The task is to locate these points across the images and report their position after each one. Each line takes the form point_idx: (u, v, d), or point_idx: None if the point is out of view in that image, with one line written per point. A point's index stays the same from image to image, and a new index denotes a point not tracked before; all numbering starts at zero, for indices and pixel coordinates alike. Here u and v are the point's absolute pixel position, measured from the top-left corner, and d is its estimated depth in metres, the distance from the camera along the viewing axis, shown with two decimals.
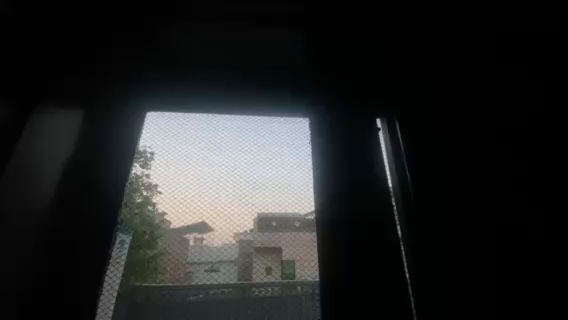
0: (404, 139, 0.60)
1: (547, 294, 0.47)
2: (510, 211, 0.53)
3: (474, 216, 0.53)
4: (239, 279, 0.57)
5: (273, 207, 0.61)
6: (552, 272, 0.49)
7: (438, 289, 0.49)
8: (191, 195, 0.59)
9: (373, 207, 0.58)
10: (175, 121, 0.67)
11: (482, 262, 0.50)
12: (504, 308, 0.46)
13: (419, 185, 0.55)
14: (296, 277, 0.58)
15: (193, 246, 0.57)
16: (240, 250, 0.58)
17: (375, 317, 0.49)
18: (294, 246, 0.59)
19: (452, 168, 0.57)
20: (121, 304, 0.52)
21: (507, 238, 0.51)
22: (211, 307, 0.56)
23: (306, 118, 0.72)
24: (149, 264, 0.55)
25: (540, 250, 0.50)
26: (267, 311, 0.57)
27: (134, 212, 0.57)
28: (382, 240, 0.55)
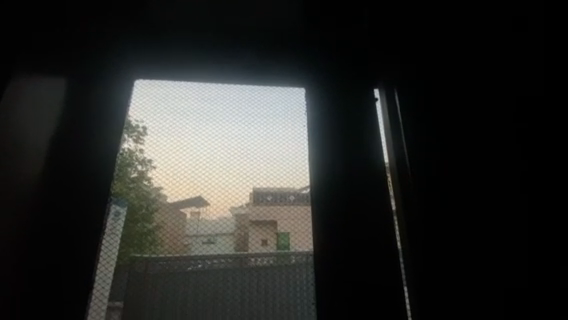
0: (404, 118, 0.58)
1: (532, 261, 0.49)
2: (505, 188, 0.53)
3: (468, 194, 0.53)
4: (237, 250, 0.59)
5: (267, 180, 0.61)
6: (539, 240, 0.50)
7: (432, 260, 0.49)
8: (184, 168, 0.59)
9: (371, 185, 0.59)
10: (166, 91, 0.65)
11: (469, 231, 0.51)
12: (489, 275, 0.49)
13: (419, 165, 0.54)
14: (292, 248, 0.59)
15: (190, 218, 0.58)
16: (238, 223, 0.60)
17: (365, 283, 0.52)
18: (291, 219, 0.60)
19: (448, 148, 0.56)
20: (120, 275, 0.53)
21: (499, 215, 0.51)
22: (210, 277, 0.56)
23: (301, 89, 0.70)
24: (148, 237, 0.56)
25: (537, 225, 0.50)
26: (264, 278, 0.58)
27: (130, 187, 0.58)
28: (375, 212, 0.57)
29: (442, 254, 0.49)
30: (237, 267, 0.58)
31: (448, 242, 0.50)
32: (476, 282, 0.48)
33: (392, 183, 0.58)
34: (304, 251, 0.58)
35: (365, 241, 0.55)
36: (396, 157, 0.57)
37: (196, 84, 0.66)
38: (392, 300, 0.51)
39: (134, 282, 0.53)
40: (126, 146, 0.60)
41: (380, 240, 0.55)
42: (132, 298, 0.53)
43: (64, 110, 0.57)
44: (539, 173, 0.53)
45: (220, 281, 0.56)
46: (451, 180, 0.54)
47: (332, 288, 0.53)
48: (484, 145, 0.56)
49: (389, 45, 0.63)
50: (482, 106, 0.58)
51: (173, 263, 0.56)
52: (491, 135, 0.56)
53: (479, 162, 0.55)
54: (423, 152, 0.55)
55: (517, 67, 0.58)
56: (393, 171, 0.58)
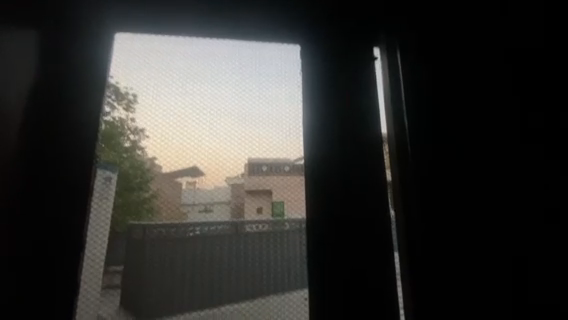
0: (407, 92, 0.58)
1: (509, 222, 0.53)
2: (492, 159, 0.55)
3: (458, 166, 0.55)
4: (231, 217, 0.60)
5: (259, 144, 0.61)
6: (518, 204, 0.53)
7: (419, 223, 0.52)
8: (171, 130, 0.58)
9: (365, 154, 0.59)
10: (151, 48, 0.61)
11: (457, 197, 0.53)
12: (472, 236, 0.52)
13: (417, 133, 0.56)
14: (286, 215, 0.60)
15: (186, 189, 0.58)
16: (233, 191, 0.60)
17: (357, 250, 0.54)
18: (286, 189, 0.61)
19: (443, 120, 0.57)
20: (119, 244, 0.54)
21: (485, 186, 0.54)
22: (205, 244, 0.58)
23: (296, 46, 0.66)
24: (143, 206, 0.57)
25: (517, 194, 0.54)
26: (262, 244, 0.61)
27: (123, 157, 0.57)
28: (369, 180, 0.58)
29: (431, 223, 0.52)
30: (233, 231, 0.60)
31: (438, 212, 0.53)
32: (460, 248, 0.52)
33: (389, 153, 0.59)
34: (297, 217, 0.59)
35: (358, 210, 0.56)
36: (396, 129, 0.58)
37: (184, 43, 0.63)
38: (381, 265, 0.54)
39: (130, 248, 0.55)
40: (116, 115, 0.57)
41: (369, 205, 0.56)
42: (131, 260, 0.55)
43: (42, 73, 0.52)
44: (522, 147, 0.56)
45: (216, 245, 0.58)
46: (444, 152, 0.55)
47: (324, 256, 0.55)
48: (478, 120, 0.57)
49: (392, 12, 0.61)
50: (477, 81, 0.59)
51: (168, 231, 0.57)
52: (486, 110, 0.57)
53: (472, 136, 0.56)
54: (419, 127, 0.56)
55: (504, 35, 0.60)
56: (390, 143, 0.59)
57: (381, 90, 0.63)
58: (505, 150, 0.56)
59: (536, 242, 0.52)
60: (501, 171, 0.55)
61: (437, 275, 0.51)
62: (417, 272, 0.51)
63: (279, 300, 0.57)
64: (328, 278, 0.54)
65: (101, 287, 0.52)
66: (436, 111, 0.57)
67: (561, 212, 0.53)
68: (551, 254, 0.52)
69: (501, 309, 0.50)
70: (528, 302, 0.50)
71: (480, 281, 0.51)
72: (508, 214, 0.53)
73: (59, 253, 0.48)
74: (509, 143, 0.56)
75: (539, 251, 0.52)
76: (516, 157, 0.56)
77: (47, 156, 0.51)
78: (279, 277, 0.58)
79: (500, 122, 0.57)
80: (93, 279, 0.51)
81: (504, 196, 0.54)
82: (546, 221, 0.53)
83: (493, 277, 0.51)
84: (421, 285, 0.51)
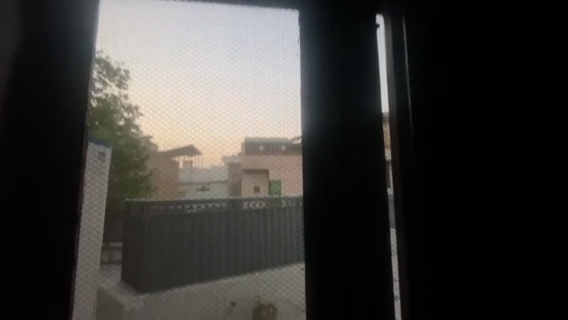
0: (410, 71, 0.59)
1: (494, 198, 0.58)
2: (484, 140, 0.60)
3: (455, 145, 0.58)
4: (230, 194, 0.61)
5: (257, 116, 0.61)
6: (501, 181, 0.59)
7: (418, 200, 0.56)
8: (165, 100, 0.57)
9: (363, 134, 0.58)
10: (140, 14, 0.58)
11: (453, 176, 0.57)
12: (464, 212, 0.57)
13: (420, 113, 0.58)
14: (284, 192, 0.61)
15: (183, 168, 0.58)
16: (229, 170, 0.61)
17: (349, 227, 0.55)
18: (284, 168, 0.61)
19: (444, 101, 0.59)
20: (116, 221, 0.55)
21: (478, 164, 0.58)
22: (205, 222, 0.58)
23: (294, 12, 0.64)
24: (141, 185, 0.57)
25: (502, 172, 0.60)
26: (262, 221, 0.61)
27: (117, 135, 0.56)
28: (365, 158, 0.58)
29: (430, 198, 0.56)
30: (229, 207, 0.60)
31: (436, 189, 0.56)
32: (453, 221, 0.56)
33: (392, 133, 0.60)
34: (292, 196, 0.60)
35: (353, 188, 0.56)
36: (397, 108, 0.59)
37: (176, 11, 0.60)
38: (372, 242, 0.56)
39: (127, 225, 0.55)
40: (108, 91, 0.56)
41: (366, 184, 0.57)
42: (129, 237, 0.55)
43: (25, 46, 0.49)
44: (509, 129, 0.61)
45: (214, 221, 0.59)
46: (445, 132, 0.58)
47: (320, 232, 0.56)
48: (474, 103, 0.60)
49: None
50: (475, 65, 0.62)
51: (166, 209, 0.57)
52: (480, 93, 0.61)
53: (469, 117, 0.60)
54: (423, 107, 0.58)
55: (495, 21, 0.64)
56: (393, 121, 0.59)
57: (383, 68, 0.62)
58: (495, 131, 0.60)
59: (515, 214, 0.59)
60: (490, 151, 0.60)
61: (433, 247, 0.55)
62: (414, 244, 0.55)
63: (274, 275, 0.59)
64: (327, 255, 0.55)
65: (100, 262, 0.54)
66: (438, 92, 0.59)
67: (534, 188, 0.60)
68: (525, 224, 0.59)
69: (483, 273, 0.56)
70: (503, 266, 0.57)
71: (468, 250, 0.56)
72: (494, 191, 0.58)
73: (52, 234, 0.48)
74: (499, 125, 0.61)
75: (515, 218, 0.59)
76: (504, 138, 0.61)
77: (34, 133, 0.49)
78: (273, 252, 0.60)
79: (492, 105, 0.61)
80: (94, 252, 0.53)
81: (491, 173, 0.59)
82: (524, 196, 0.59)
83: (479, 246, 0.56)
84: (418, 257, 0.55)
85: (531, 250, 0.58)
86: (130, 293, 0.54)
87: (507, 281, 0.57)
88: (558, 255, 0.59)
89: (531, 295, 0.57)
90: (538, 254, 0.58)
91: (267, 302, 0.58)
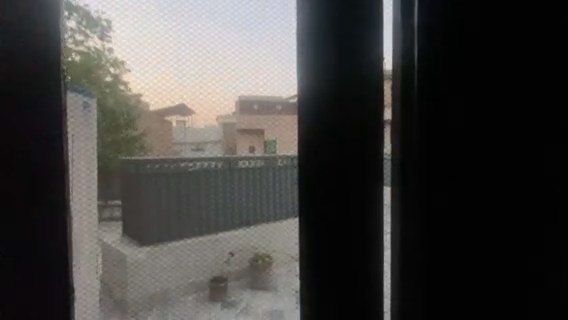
0: (420, 18, 0.51)
1: (495, 167, 0.54)
2: (500, 117, 0.54)
3: (463, 122, 0.53)
4: (224, 153, 0.63)
5: (259, 64, 0.57)
6: (505, 149, 0.54)
7: (415, 169, 0.52)
8: (164, 49, 0.51)
9: (365, 97, 0.49)
10: None
11: (452, 143, 0.53)
12: (460, 181, 0.53)
13: (425, 69, 0.51)
14: (278, 152, 0.60)
15: (176, 127, 0.56)
16: (224, 130, 0.60)
17: (346, 206, 0.48)
18: (277, 127, 0.60)
19: (455, 70, 0.52)
20: (114, 179, 0.55)
21: (488, 143, 0.54)
22: (208, 176, 0.66)
23: None
24: (135, 143, 0.56)
25: (516, 153, 0.54)
26: (258, 175, 0.67)
27: (107, 92, 0.55)
28: (365, 125, 0.49)
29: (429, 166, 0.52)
30: (225, 167, 0.64)
31: (437, 169, 0.52)
32: (453, 204, 0.53)
33: (393, 93, 0.52)
34: (286, 156, 0.59)
35: (352, 162, 0.49)
36: (400, 75, 0.52)
37: None
38: (373, 225, 0.49)
39: (126, 181, 0.56)
40: (90, 44, 0.51)
41: (366, 155, 0.49)
42: (129, 195, 0.57)
43: None
44: (532, 106, 0.54)
45: (213, 177, 0.66)
46: (453, 107, 0.53)
47: (313, 210, 0.49)
48: (495, 74, 0.53)
49: None
50: (499, 27, 0.53)
51: (163, 167, 0.58)
52: (502, 62, 0.53)
53: (485, 90, 0.53)
54: (430, 78, 0.52)
55: None
56: (395, 91, 0.52)
57: (388, 17, 0.52)
58: (515, 108, 0.54)
59: (525, 201, 0.55)
60: (505, 130, 0.54)
61: (428, 231, 0.52)
62: (408, 220, 0.52)
63: (269, 230, 0.61)
64: (322, 237, 0.48)
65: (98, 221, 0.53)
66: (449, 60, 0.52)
67: (547, 173, 0.55)
68: (535, 209, 0.55)
69: (475, 248, 0.54)
70: (499, 238, 0.55)
71: (467, 234, 0.54)
72: (497, 159, 0.54)
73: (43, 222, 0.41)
74: (521, 101, 0.54)
75: (514, 187, 0.55)
76: (523, 117, 0.54)
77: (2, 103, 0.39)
78: (271, 210, 0.64)
79: (515, 77, 0.54)
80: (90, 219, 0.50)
81: (503, 153, 0.54)
82: (537, 182, 0.55)
83: (480, 232, 0.54)
84: (411, 241, 0.52)
85: (538, 237, 0.55)
86: (134, 246, 0.58)
87: (509, 269, 0.55)
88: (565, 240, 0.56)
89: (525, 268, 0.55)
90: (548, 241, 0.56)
91: (263, 254, 0.59)
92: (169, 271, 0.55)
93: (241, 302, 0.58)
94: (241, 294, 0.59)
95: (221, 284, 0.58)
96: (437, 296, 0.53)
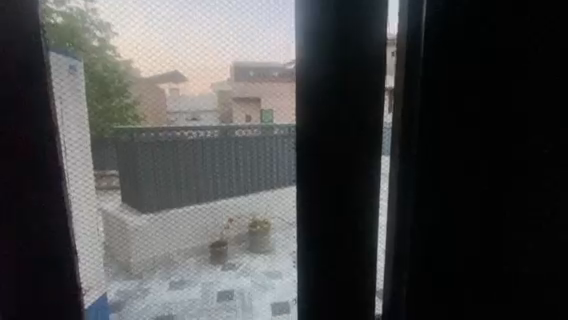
0: None
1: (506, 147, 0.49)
2: (516, 118, 0.48)
3: (475, 117, 0.48)
4: (221, 122, 0.61)
5: (257, 27, 0.52)
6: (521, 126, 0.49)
7: (414, 145, 0.48)
8: (151, 10, 0.48)
9: (369, 61, 0.44)
10: None
11: (460, 119, 0.48)
12: (466, 160, 0.49)
13: (435, 31, 0.45)
14: (274, 120, 0.57)
15: (170, 95, 0.53)
16: (219, 99, 0.57)
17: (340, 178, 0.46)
18: (276, 94, 0.55)
19: (468, 56, 0.46)
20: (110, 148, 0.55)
21: (500, 146, 0.49)
22: (205, 145, 0.64)
23: None
24: (129, 112, 0.54)
25: (532, 158, 0.50)
26: (260, 143, 0.65)
27: (93, 58, 0.53)
28: (365, 92, 0.44)
29: (430, 141, 0.48)
30: (221, 135, 0.64)
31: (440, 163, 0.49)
32: (455, 201, 0.50)
33: (396, 59, 0.46)
34: (283, 124, 0.56)
35: (349, 134, 0.45)
36: (408, 60, 0.46)
37: None
38: (369, 200, 0.47)
39: (118, 153, 0.56)
40: (72, 5, 0.47)
41: (367, 126, 0.46)
42: (126, 164, 0.56)
43: None
44: (554, 105, 0.48)
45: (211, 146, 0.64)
46: (465, 98, 0.47)
47: (308, 179, 0.48)
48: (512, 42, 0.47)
49: None
50: None
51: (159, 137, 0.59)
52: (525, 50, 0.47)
53: (502, 85, 0.47)
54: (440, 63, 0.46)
55: None
56: (399, 75, 0.47)
57: None
58: (533, 108, 0.48)
59: (536, 209, 0.51)
60: (521, 132, 0.49)
61: (426, 226, 0.51)
62: (403, 197, 0.50)
63: (267, 198, 0.62)
64: (315, 209, 0.48)
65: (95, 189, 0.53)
66: (465, 42, 0.45)
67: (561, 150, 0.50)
68: (546, 215, 0.52)
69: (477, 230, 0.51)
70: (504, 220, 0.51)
71: (467, 233, 0.51)
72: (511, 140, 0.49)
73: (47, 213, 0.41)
74: (542, 99, 0.48)
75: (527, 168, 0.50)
76: (544, 118, 0.49)
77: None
78: (266, 180, 0.64)
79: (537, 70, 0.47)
80: (79, 196, 0.48)
81: (515, 158, 0.50)
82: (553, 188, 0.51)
83: (480, 227, 0.51)
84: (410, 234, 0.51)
85: (548, 246, 0.53)
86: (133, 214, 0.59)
87: (511, 275, 0.53)
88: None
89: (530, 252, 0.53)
90: (558, 250, 0.53)
91: (261, 219, 0.60)
92: (169, 234, 0.58)
93: (237, 263, 0.65)
94: (238, 256, 0.64)
95: (223, 246, 0.59)
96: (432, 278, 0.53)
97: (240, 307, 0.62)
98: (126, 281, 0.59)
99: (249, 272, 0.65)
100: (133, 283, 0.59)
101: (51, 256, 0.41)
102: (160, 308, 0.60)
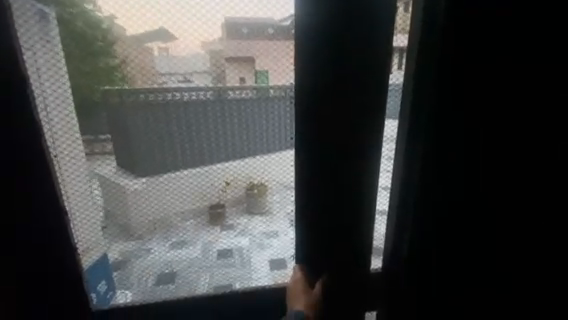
0: None
1: (508, 120, 0.51)
2: (520, 108, 0.50)
3: (481, 106, 0.49)
4: (213, 82, 0.56)
5: None
6: (523, 102, 0.50)
7: (426, 116, 0.47)
8: None
9: (383, 18, 0.41)
10: None
11: (470, 91, 0.47)
12: (471, 132, 0.50)
13: None
14: (270, 82, 0.54)
15: (158, 56, 0.50)
16: (211, 59, 0.52)
17: (341, 143, 0.46)
18: (270, 55, 0.51)
19: (485, 32, 0.45)
20: (99, 114, 0.53)
21: (501, 151, 0.52)
22: (200, 106, 0.61)
23: None
24: (115, 73, 0.50)
25: (527, 152, 0.53)
26: (255, 106, 0.61)
27: (70, 12, 0.46)
28: (377, 53, 0.42)
29: (441, 111, 0.47)
30: (215, 97, 0.59)
31: (447, 146, 0.49)
32: (455, 184, 0.52)
33: (414, 17, 0.44)
34: (280, 84, 0.52)
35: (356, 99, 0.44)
36: (422, 35, 0.44)
37: None
38: (371, 164, 0.48)
39: (108, 117, 0.53)
40: None
41: (375, 89, 0.44)
42: (118, 130, 0.55)
43: None
44: (554, 104, 0.51)
45: (205, 107, 0.61)
46: (474, 87, 0.47)
47: (309, 144, 0.47)
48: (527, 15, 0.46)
49: None
50: None
51: (149, 99, 0.56)
52: (535, 45, 0.48)
53: (516, 73, 0.48)
54: (457, 46, 0.44)
55: None
56: (412, 50, 0.45)
57: None
58: (536, 84, 0.50)
59: (526, 200, 0.55)
60: (520, 127, 0.51)
61: (427, 206, 0.53)
62: (408, 166, 0.50)
63: (262, 161, 0.61)
64: (316, 174, 0.49)
65: (85, 154, 0.53)
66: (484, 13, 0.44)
67: (557, 126, 0.52)
68: (534, 207, 0.56)
69: (474, 199, 0.54)
70: (499, 191, 0.54)
71: (462, 214, 0.55)
72: (512, 115, 0.50)
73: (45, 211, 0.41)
74: (542, 98, 0.50)
75: (523, 144, 0.52)
76: (543, 113, 0.51)
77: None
78: (263, 142, 0.63)
79: (542, 68, 0.49)
80: (77, 159, 0.50)
81: (514, 132, 0.51)
82: (543, 175, 0.54)
83: (477, 195, 0.54)
84: (408, 212, 0.53)
85: (531, 227, 0.57)
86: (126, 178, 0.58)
87: (496, 259, 0.58)
88: (551, 248, 0.58)
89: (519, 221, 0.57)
90: (540, 241, 0.58)
91: (256, 182, 0.61)
92: (167, 196, 0.59)
93: (235, 223, 0.65)
94: (236, 217, 0.64)
95: (219, 209, 0.61)
96: (429, 244, 0.55)
97: (238, 264, 0.66)
98: (128, 241, 0.60)
99: (248, 232, 0.66)
100: (136, 244, 0.61)
101: (51, 242, 0.43)
102: (162, 267, 0.65)
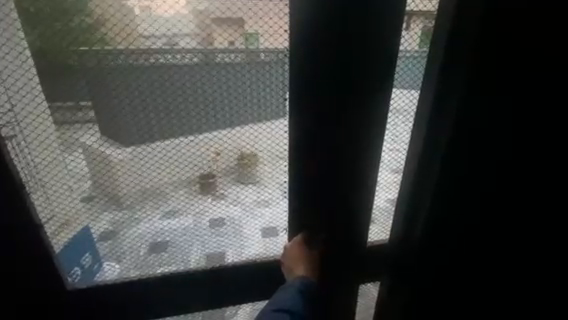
0: None
1: (533, 104, 0.51)
2: (547, 93, 0.50)
3: (496, 106, 0.50)
4: (202, 44, 0.50)
5: None
6: (550, 88, 0.50)
7: (447, 94, 0.50)
8: None
9: None
10: None
11: (500, 74, 0.47)
12: (495, 115, 0.51)
13: None
14: (262, 44, 0.50)
15: (140, 14, 0.46)
16: (198, 20, 0.48)
17: (349, 117, 0.51)
18: (263, 15, 0.47)
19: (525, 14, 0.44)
20: (75, 83, 0.50)
21: (522, 134, 0.53)
22: (186, 76, 0.52)
23: None
24: (93, 36, 0.47)
25: (530, 151, 0.55)
26: (248, 77, 0.53)
27: None
28: (378, 34, 0.45)
29: (469, 93, 0.48)
30: (201, 63, 0.51)
31: (467, 126, 0.51)
32: (470, 167, 0.55)
33: None
34: (276, 49, 0.50)
35: (362, 79, 0.48)
36: (453, 13, 0.45)
37: None
38: (365, 140, 0.53)
39: (84, 83, 0.50)
40: None
41: (372, 67, 0.47)
42: (97, 97, 0.51)
43: None
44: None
45: (195, 74, 0.52)
46: (491, 87, 0.48)
47: (316, 117, 0.52)
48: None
49: None
50: None
51: (129, 63, 0.50)
52: (556, 46, 0.47)
53: (549, 57, 0.48)
54: (483, 44, 0.44)
55: None
56: (435, 35, 0.48)
57: None
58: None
59: (522, 194, 0.59)
60: (527, 128, 0.53)
61: (443, 184, 0.56)
62: (424, 139, 0.55)
63: (257, 132, 0.57)
64: (320, 143, 0.54)
65: (52, 123, 0.51)
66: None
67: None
68: (528, 204, 0.61)
69: (488, 178, 0.57)
70: (512, 170, 0.57)
71: (467, 198, 0.59)
72: (537, 100, 0.51)
73: (30, 240, 0.53)
74: (551, 105, 0.51)
75: (543, 128, 0.53)
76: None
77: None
78: (256, 110, 0.56)
79: (557, 72, 0.49)
80: (40, 131, 0.50)
81: (537, 116, 0.52)
82: (556, 158, 0.56)
83: (490, 174, 0.57)
84: (424, 195, 0.59)
85: (536, 205, 0.61)
86: (112, 147, 0.54)
87: (486, 244, 0.65)
88: (552, 224, 0.63)
89: (528, 199, 0.60)
90: (530, 234, 0.64)
91: (249, 152, 0.59)
92: (154, 165, 0.57)
93: (229, 193, 0.62)
94: (228, 186, 0.62)
95: (211, 180, 0.61)
96: (440, 217, 0.60)
97: (231, 234, 0.65)
98: (118, 212, 0.60)
99: (239, 201, 0.63)
100: (126, 214, 0.61)
101: (38, 259, 0.55)
102: (152, 237, 0.64)
